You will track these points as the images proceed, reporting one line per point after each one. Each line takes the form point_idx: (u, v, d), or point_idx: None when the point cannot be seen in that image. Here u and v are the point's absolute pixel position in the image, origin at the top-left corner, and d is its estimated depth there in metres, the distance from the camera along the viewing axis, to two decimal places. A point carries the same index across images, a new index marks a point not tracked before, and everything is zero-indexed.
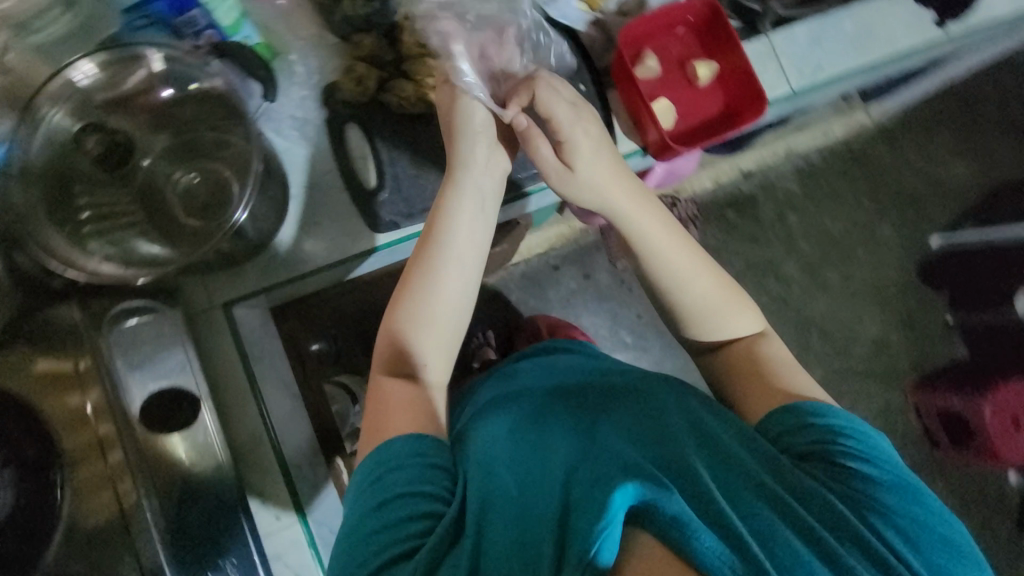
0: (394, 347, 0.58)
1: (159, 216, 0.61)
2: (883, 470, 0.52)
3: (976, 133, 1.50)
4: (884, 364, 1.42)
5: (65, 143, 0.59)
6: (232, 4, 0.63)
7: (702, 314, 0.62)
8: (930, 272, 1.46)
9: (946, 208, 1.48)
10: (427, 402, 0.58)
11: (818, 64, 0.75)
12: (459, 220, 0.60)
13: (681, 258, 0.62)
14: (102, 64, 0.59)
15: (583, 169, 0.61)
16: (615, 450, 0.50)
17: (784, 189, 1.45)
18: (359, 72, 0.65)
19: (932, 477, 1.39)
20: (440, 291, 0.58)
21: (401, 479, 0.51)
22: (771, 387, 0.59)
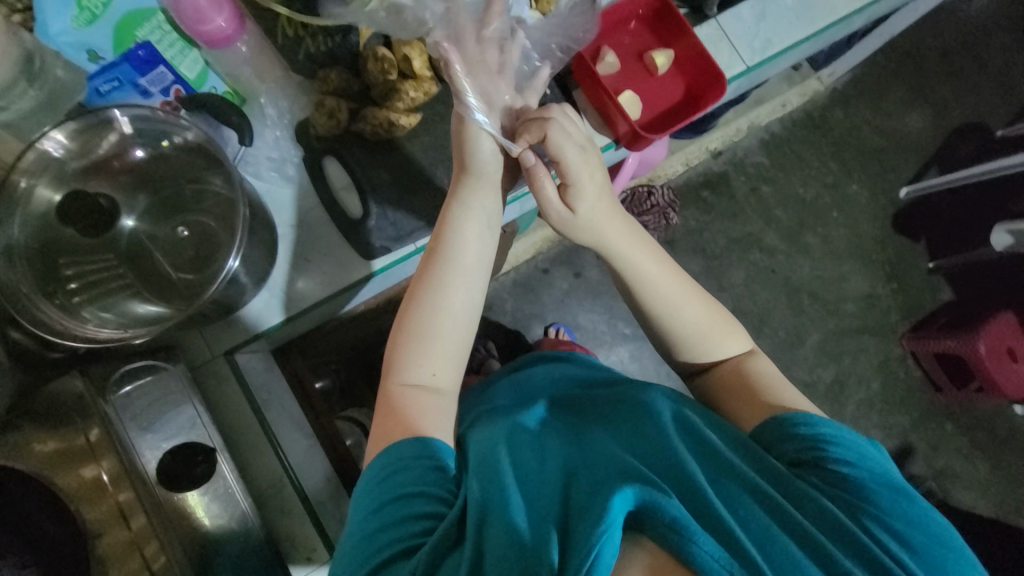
0: (409, 355, 0.58)
1: (150, 277, 0.63)
2: (875, 473, 0.51)
3: (924, 84, 1.56)
4: (876, 317, 1.46)
5: (44, 216, 0.58)
6: (195, 57, 0.65)
7: (695, 337, 0.63)
8: (905, 223, 1.50)
9: (908, 160, 1.53)
10: (431, 406, 0.56)
11: (768, 39, 0.78)
12: (462, 237, 0.61)
13: (663, 287, 0.63)
14: (72, 134, 0.57)
15: (583, 213, 0.62)
16: (615, 459, 0.50)
17: (754, 162, 1.49)
18: (330, 106, 0.65)
19: (940, 421, 1.42)
20: (448, 303, 0.59)
21: (406, 480, 0.50)
22: (761, 402, 0.59)
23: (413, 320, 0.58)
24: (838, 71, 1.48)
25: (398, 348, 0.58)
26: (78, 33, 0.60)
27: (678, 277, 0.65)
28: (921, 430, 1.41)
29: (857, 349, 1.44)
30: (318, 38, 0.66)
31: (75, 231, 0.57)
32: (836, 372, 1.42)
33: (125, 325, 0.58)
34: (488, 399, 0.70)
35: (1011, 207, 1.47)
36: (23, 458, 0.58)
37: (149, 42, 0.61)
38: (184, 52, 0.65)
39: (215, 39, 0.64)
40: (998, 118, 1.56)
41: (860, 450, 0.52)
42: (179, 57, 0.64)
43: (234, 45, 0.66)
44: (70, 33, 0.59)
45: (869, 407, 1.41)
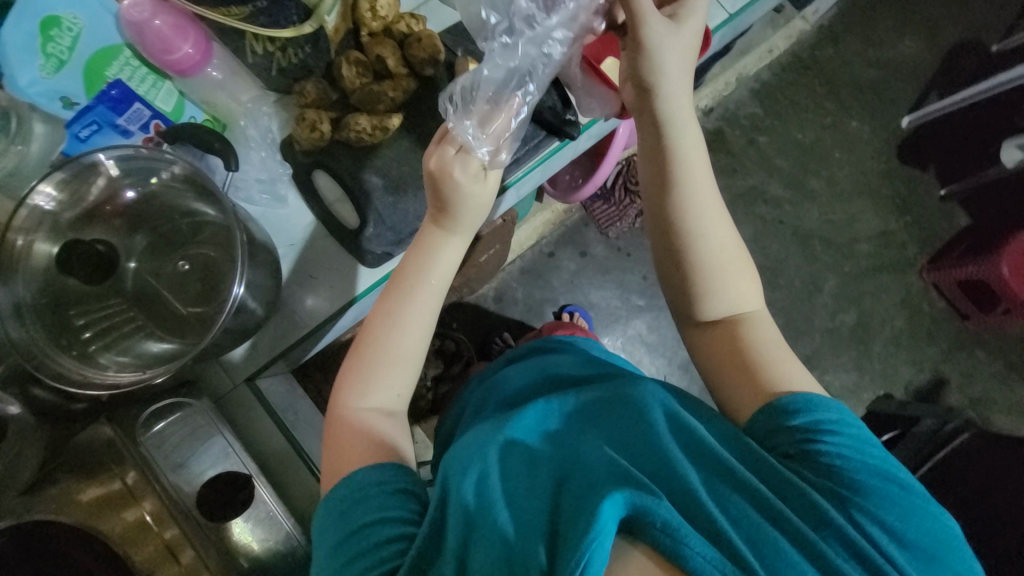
0: (359, 385, 0.57)
1: (160, 315, 0.63)
2: (871, 459, 0.49)
3: (913, 6, 1.51)
4: (892, 253, 1.43)
5: (47, 268, 0.57)
6: (170, 89, 0.64)
7: (717, 269, 0.58)
8: (911, 153, 1.46)
9: (906, 88, 1.48)
10: (382, 431, 0.56)
11: None
12: (430, 271, 0.60)
13: (702, 201, 0.59)
14: (60, 185, 0.56)
15: (686, 25, 0.59)
16: (604, 459, 0.48)
17: (747, 114, 1.46)
18: (311, 118, 0.64)
19: (971, 348, 1.40)
20: (401, 325, 0.59)
21: (367, 509, 0.49)
22: (759, 381, 0.55)
23: (371, 349, 0.58)
24: (822, 8, 1.43)
25: (351, 379, 0.58)
26: (48, 81, 0.60)
27: (716, 195, 0.60)
28: (952, 360, 1.39)
29: (877, 289, 1.41)
30: (286, 52, 0.63)
31: (78, 280, 0.57)
32: (858, 315, 1.40)
33: (142, 367, 0.58)
34: (500, 391, 0.69)
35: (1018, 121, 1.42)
36: (62, 508, 0.61)
37: (120, 81, 0.61)
38: (156, 86, 0.64)
39: (184, 66, 0.63)
40: (995, 31, 1.49)
41: (854, 437, 0.50)
42: (153, 91, 0.63)
43: (206, 71, 0.65)
44: (41, 83, 0.59)
45: (896, 345, 1.39)
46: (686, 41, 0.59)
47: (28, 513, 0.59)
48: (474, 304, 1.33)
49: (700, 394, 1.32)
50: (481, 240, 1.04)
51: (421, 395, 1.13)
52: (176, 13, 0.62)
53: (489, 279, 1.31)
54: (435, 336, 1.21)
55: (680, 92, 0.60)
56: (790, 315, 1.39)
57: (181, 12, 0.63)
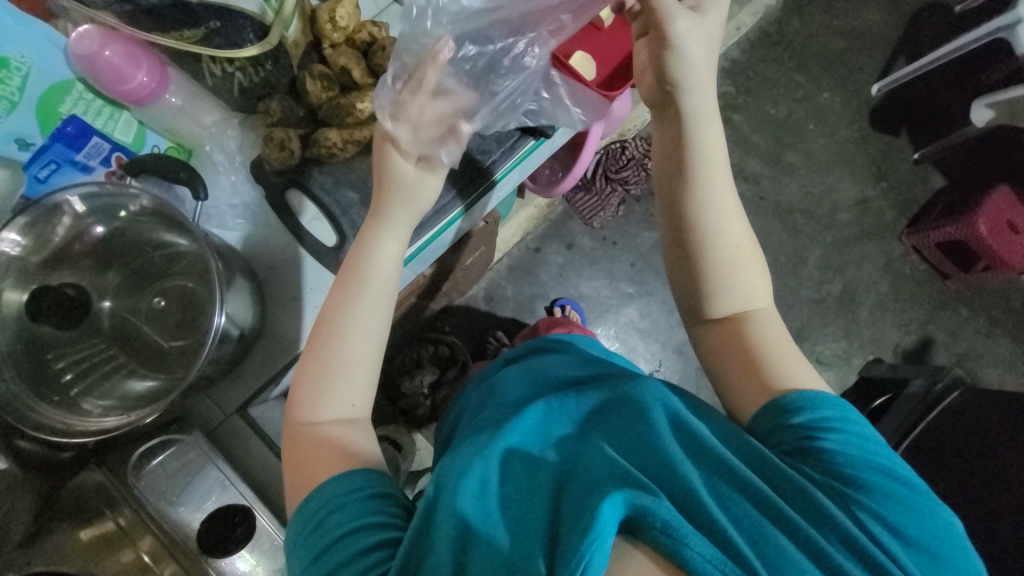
0: (315, 392, 0.56)
1: (141, 352, 0.62)
2: (872, 457, 0.50)
3: None
4: (872, 220, 1.44)
5: (17, 315, 0.55)
6: (128, 118, 0.63)
7: (729, 266, 0.59)
8: (883, 120, 1.47)
9: (873, 55, 1.49)
10: (345, 439, 0.55)
11: None
12: (375, 261, 0.59)
13: (714, 200, 0.59)
14: (24, 230, 0.54)
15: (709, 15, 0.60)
16: (604, 460, 0.48)
17: (720, 93, 1.46)
18: (279, 137, 0.62)
19: (955, 307, 1.42)
20: (351, 327, 0.57)
21: (341, 519, 0.49)
22: (765, 377, 0.55)
23: (322, 348, 0.57)
24: None
25: (305, 387, 0.56)
26: (1, 124, 0.57)
27: (734, 199, 0.61)
28: (937, 320, 1.42)
29: (860, 256, 1.43)
30: (247, 70, 0.61)
31: (51, 327, 0.55)
32: (843, 283, 1.42)
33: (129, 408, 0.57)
34: (500, 394, 0.68)
35: (985, 80, 1.44)
36: (61, 557, 0.59)
37: (75, 116, 0.59)
38: (114, 117, 0.62)
39: (141, 95, 0.61)
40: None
41: (856, 435, 0.51)
42: (110, 122, 0.62)
43: (164, 97, 0.63)
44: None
45: (882, 310, 1.41)
46: (711, 33, 0.60)
47: (28, 565, 0.58)
48: (465, 306, 1.33)
49: (696, 374, 1.33)
50: (466, 243, 1.03)
51: (419, 402, 1.13)
52: (127, 41, 0.59)
53: (477, 280, 1.30)
54: (428, 342, 1.20)
55: (704, 84, 0.60)
56: (777, 290, 1.40)
57: (134, 40, 0.60)
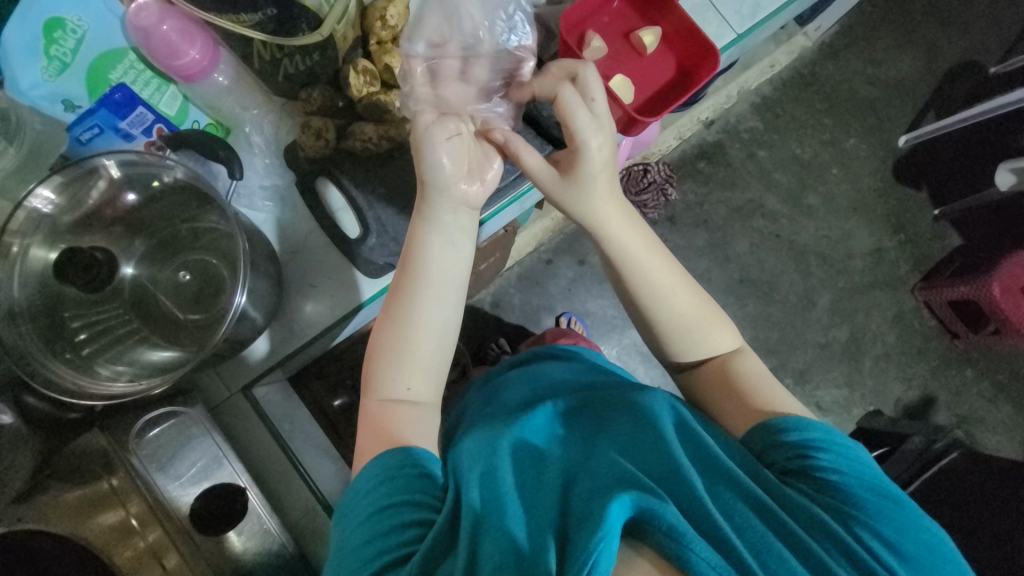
0: (380, 375, 0.58)
1: (156, 322, 0.62)
2: (862, 478, 0.50)
3: (914, 27, 1.52)
4: (886, 270, 1.44)
5: (42, 273, 0.56)
6: (173, 93, 0.63)
7: (687, 331, 0.62)
8: (907, 172, 1.47)
9: (903, 108, 1.50)
10: (401, 415, 0.56)
11: (756, 3, 0.79)
12: (431, 249, 0.59)
13: (660, 276, 0.62)
14: (59, 188, 0.55)
15: (582, 180, 0.61)
16: (611, 463, 0.49)
17: (747, 128, 1.47)
18: (317, 126, 0.65)
19: (961, 367, 1.42)
20: (416, 314, 0.58)
21: (390, 490, 0.50)
22: (750, 405, 0.58)
23: (387, 333, 0.58)
24: (824, 26, 1.44)
25: (371, 368, 0.58)
26: (50, 84, 0.57)
27: (673, 268, 0.63)
28: (941, 378, 1.41)
29: (870, 305, 1.43)
30: (294, 58, 0.63)
31: (75, 288, 0.55)
32: (850, 329, 1.41)
33: (143, 377, 0.57)
34: (501, 395, 0.69)
35: (1012, 144, 1.45)
36: (49, 517, 0.60)
37: (123, 84, 0.57)
38: (161, 90, 0.62)
39: (191, 72, 0.62)
40: (991, 55, 1.52)
41: (846, 455, 0.51)
42: (156, 94, 0.62)
43: (211, 76, 0.64)
44: (42, 86, 0.57)
45: (886, 361, 1.41)
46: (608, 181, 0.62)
47: (18, 521, 0.58)
48: (471, 309, 1.33)
49: None
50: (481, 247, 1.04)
51: None
52: (183, 18, 0.60)
53: (487, 285, 1.31)
54: None
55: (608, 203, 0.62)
56: (783, 329, 1.40)
57: (188, 17, 0.61)
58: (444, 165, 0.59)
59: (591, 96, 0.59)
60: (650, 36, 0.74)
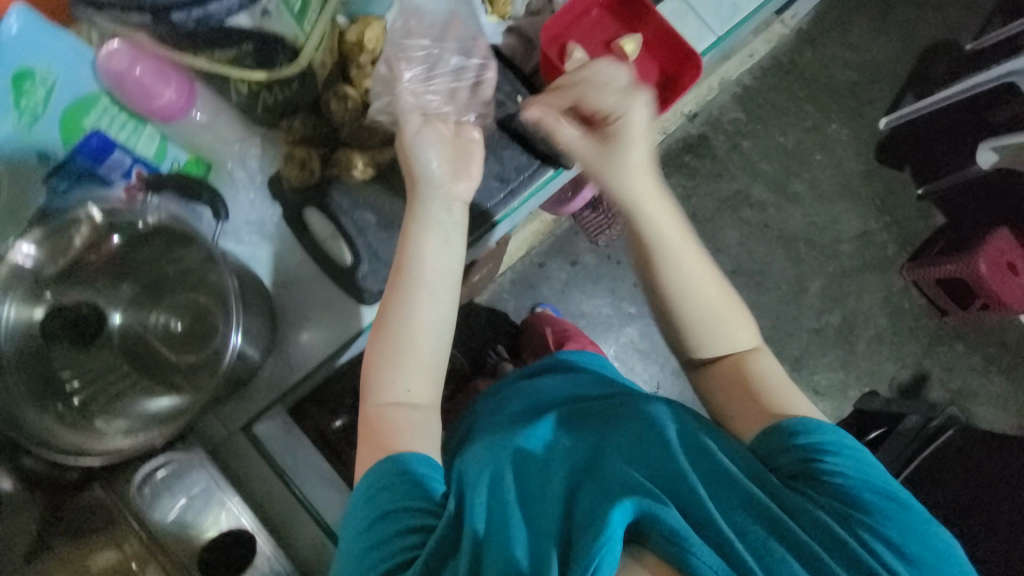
0: (378, 380, 0.57)
1: (150, 367, 0.60)
2: (869, 481, 0.51)
3: (889, 8, 1.53)
4: (873, 252, 1.46)
5: (30, 330, 0.55)
6: (151, 134, 0.61)
7: (713, 321, 0.61)
8: (890, 153, 1.49)
9: (882, 90, 1.51)
10: (402, 417, 0.56)
11: (734, 4, 0.80)
12: (423, 249, 0.59)
13: (688, 261, 0.61)
14: (40, 240, 0.55)
15: (619, 148, 0.62)
16: (616, 471, 0.50)
17: (731, 119, 1.47)
18: (300, 156, 0.65)
19: (951, 342, 1.44)
20: (412, 315, 0.57)
21: (390, 496, 0.50)
22: (764, 406, 0.58)
23: (382, 336, 0.57)
24: (800, 13, 1.43)
25: (369, 372, 0.58)
26: (19, 132, 0.55)
27: (706, 260, 0.62)
28: (933, 354, 1.43)
29: (860, 287, 1.44)
30: (273, 89, 0.61)
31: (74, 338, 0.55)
32: (843, 313, 1.43)
33: (137, 431, 0.56)
34: (505, 405, 0.69)
35: (991, 120, 1.47)
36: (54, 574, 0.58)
37: (98, 130, 0.58)
38: (138, 130, 0.61)
39: (169, 113, 0.60)
40: (966, 32, 1.53)
41: (854, 460, 0.52)
42: (133, 136, 0.60)
43: (189, 113, 0.62)
44: (9, 134, 0.55)
45: (879, 342, 1.43)
46: (639, 156, 0.62)
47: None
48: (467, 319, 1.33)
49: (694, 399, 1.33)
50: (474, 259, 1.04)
51: None
52: (159, 58, 0.57)
53: (481, 293, 1.30)
54: None
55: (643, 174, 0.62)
56: (777, 317, 1.41)
57: (163, 57, 0.58)
58: (432, 165, 0.61)
59: (611, 79, 0.64)
60: (632, 45, 0.73)
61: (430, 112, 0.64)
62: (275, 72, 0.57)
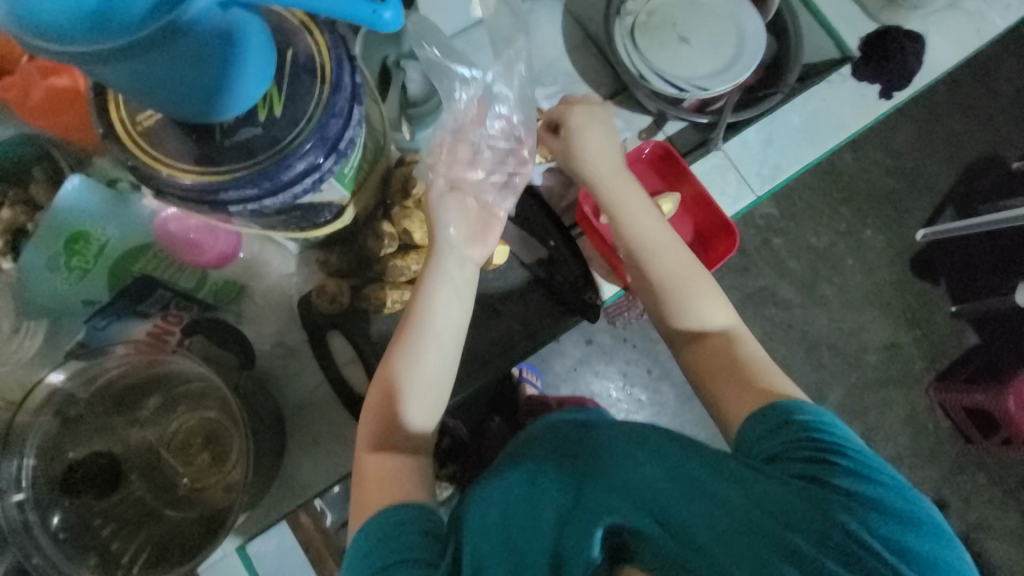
0: (380, 423, 0.57)
1: (162, 482, 0.63)
2: (847, 461, 0.47)
3: (960, 103, 1.36)
4: (900, 368, 1.32)
5: (52, 455, 0.58)
6: (191, 270, 0.63)
7: (681, 285, 0.63)
8: (927, 268, 1.34)
9: (922, 202, 1.34)
10: (405, 469, 0.55)
11: (776, 164, 0.81)
12: (435, 300, 0.59)
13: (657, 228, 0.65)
14: (75, 370, 0.58)
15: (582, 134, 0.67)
16: (594, 490, 0.46)
17: (763, 213, 1.33)
18: (332, 290, 0.66)
19: (974, 473, 1.31)
20: (416, 361, 0.57)
21: (386, 550, 0.48)
22: (758, 389, 0.56)
23: (383, 372, 0.57)
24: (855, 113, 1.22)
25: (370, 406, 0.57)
26: (71, 290, 0.59)
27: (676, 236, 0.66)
28: (953, 484, 1.30)
29: (882, 402, 1.31)
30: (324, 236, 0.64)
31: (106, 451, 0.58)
32: (862, 429, 1.30)
33: (147, 565, 0.57)
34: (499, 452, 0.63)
35: None
36: None
37: (144, 275, 0.60)
38: (181, 268, 0.62)
39: (212, 262, 0.65)
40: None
41: (831, 440, 0.48)
42: (177, 275, 0.62)
43: (233, 257, 0.66)
44: (63, 292, 0.59)
45: (898, 464, 1.29)
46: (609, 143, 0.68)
47: None
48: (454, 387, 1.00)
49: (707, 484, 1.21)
50: None
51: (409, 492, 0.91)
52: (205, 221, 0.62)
53: None
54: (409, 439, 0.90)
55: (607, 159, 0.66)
56: None
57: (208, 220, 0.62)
58: (450, 228, 0.60)
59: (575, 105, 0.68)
60: (671, 204, 0.76)
61: (459, 182, 0.61)
62: (322, 230, 0.59)
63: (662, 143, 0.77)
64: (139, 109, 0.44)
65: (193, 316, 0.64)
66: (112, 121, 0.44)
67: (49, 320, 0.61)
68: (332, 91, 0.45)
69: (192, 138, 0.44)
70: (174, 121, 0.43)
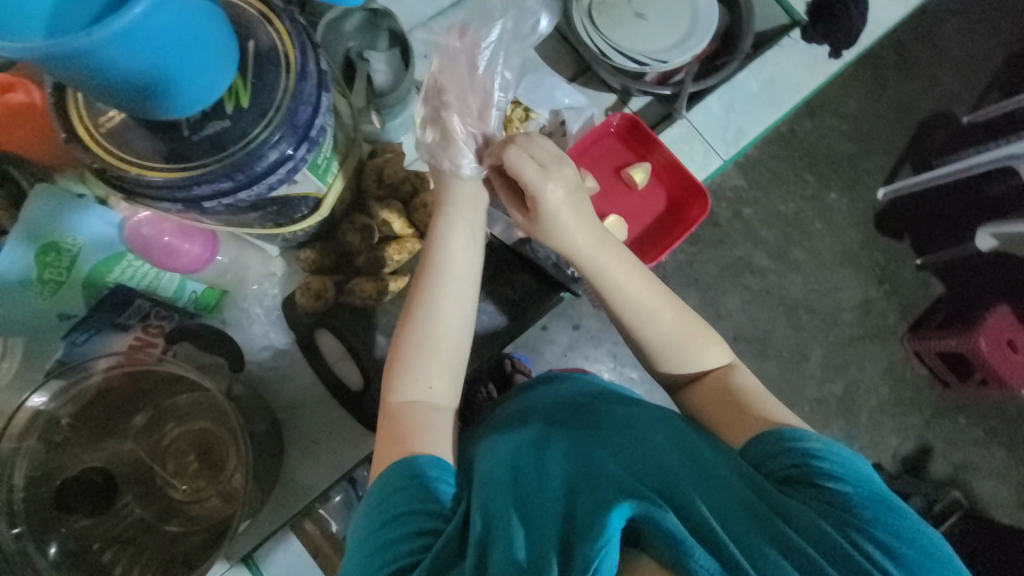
0: (402, 376, 0.56)
1: (157, 497, 0.61)
2: (859, 487, 0.46)
3: (905, 64, 1.41)
4: (875, 323, 1.37)
5: (40, 477, 0.56)
6: (171, 275, 0.61)
7: (679, 346, 0.60)
8: (891, 224, 1.39)
9: (880, 160, 1.40)
10: (427, 416, 0.55)
11: (739, 129, 0.84)
12: (453, 249, 0.59)
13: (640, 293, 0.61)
14: (58, 390, 0.57)
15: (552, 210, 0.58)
16: (608, 475, 0.47)
17: (732, 185, 1.36)
18: (314, 287, 0.65)
19: (954, 416, 1.37)
20: (435, 316, 0.57)
21: (400, 499, 0.48)
22: (755, 419, 0.54)
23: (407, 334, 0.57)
24: None
25: (394, 363, 0.57)
26: (45, 304, 0.57)
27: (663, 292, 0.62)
28: (935, 427, 1.36)
29: (862, 357, 1.36)
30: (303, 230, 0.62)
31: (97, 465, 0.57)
32: (845, 384, 1.34)
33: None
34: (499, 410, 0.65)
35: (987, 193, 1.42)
36: None
37: (122, 285, 0.58)
38: (160, 275, 0.60)
39: (192, 265, 0.62)
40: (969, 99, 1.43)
41: (848, 465, 0.47)
42: (156, 280, 0.60)
43: (213, 259, 0.64)
44: (37, 305, 0.57)
45: (882, 414, 1.35)
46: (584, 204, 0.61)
47: None
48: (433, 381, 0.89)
49: None
50: None
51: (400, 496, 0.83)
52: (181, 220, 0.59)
53: None
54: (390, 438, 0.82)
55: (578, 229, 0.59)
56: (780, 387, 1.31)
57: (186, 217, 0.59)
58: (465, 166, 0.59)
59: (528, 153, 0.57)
60: (641, 174, 0.79)
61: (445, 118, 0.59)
62: (302, 223, 0.59)
63: (627, 114, 0.79)
64: (101, 111, 0.43)
65: (175, 324, 0.63)
66: (73, 121, 0.44)
67: (24, 340, 0.59)
68: (299, 78, 0.45)
69: (158, 136, 0.44)
70: (139, 120, 0.43)
